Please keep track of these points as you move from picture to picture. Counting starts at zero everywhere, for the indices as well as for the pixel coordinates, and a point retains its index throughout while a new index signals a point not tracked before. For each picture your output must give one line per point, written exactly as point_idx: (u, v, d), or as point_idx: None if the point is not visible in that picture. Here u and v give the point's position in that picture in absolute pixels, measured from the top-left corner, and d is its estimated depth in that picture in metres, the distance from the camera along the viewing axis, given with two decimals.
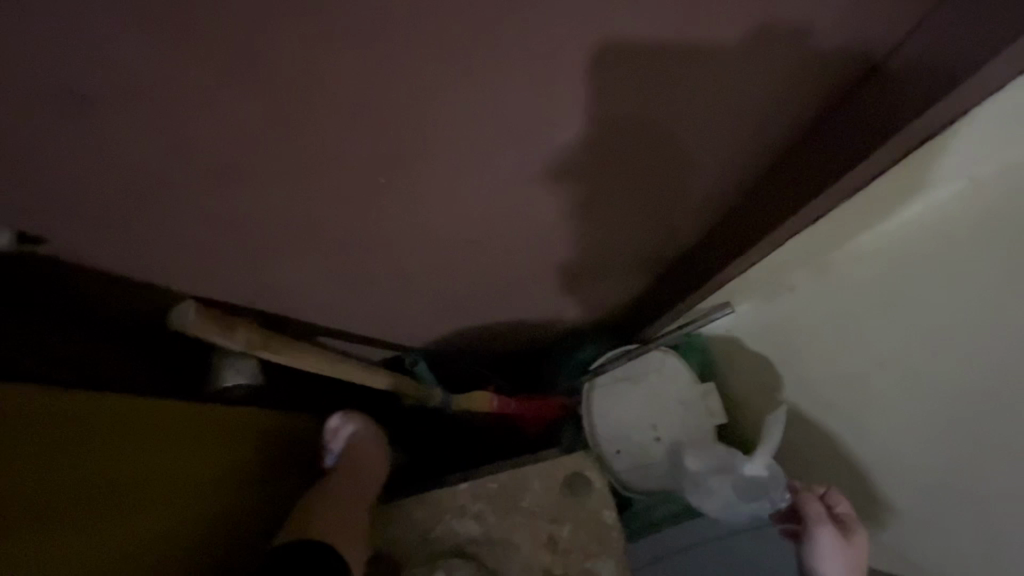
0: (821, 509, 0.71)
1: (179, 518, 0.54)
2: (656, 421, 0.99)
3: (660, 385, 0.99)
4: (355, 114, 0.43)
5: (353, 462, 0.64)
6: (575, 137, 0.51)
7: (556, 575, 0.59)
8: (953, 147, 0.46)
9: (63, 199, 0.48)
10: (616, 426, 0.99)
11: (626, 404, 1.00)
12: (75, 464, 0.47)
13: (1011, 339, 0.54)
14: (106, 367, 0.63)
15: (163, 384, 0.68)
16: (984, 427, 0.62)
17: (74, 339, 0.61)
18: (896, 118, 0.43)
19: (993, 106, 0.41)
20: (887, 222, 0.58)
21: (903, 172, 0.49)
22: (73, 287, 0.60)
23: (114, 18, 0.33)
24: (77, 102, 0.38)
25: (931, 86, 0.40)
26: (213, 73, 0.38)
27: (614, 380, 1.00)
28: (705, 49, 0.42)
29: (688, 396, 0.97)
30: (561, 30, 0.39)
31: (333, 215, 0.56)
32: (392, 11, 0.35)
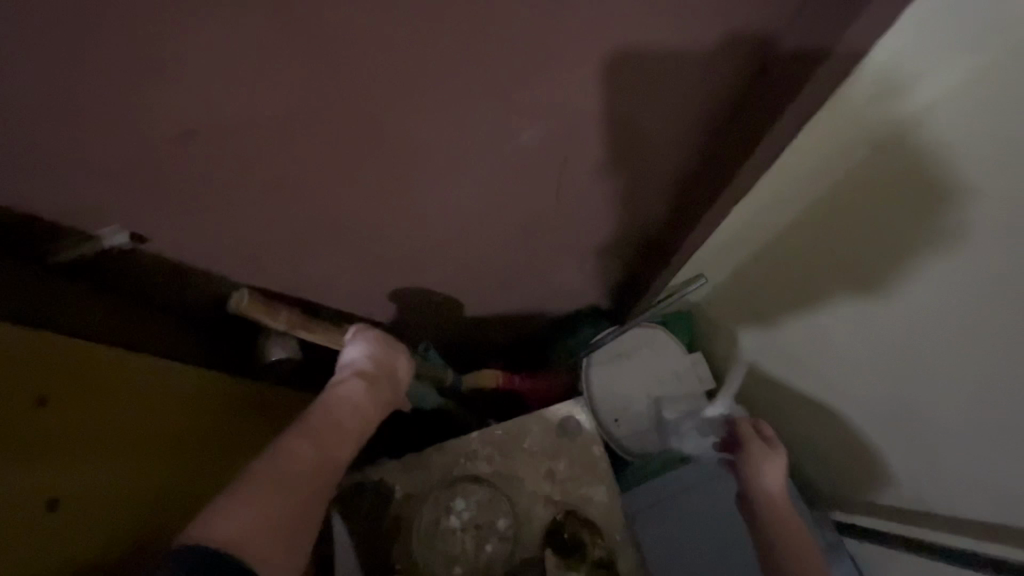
0: (751, 431, 0.82)
1: (178, 473, 0.68)
2: (649, 389, 1.15)
3: (652, 357, 1.15)
4: (371, 121, 0.54)
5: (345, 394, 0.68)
6: (548, 127, 0.62)
7: (557, 499, 0.71)
8: (878, 85, 0.54)
9: (135, 213, 0.59)
10: (615, 395, 1.14)
11: (621, 375, 1.15)
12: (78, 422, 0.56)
13: (954, 259, 0.64)
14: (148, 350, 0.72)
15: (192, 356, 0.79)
16: (921, 339, 0.73)
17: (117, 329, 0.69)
18: (796, 77, 0.54)
19: (893, 43, 0.48)
20: (828, 155, 0.67)
21: (838, 103, 0.55)
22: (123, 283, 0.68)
23: (191, 64, 0.45)
24: (155, 126, 0.49)
25: (812, 42, 0.51)
26: (262, 99, 0.49)
27: (611, 356, 1.15)
28: (645, 46, 0.53)
29: (680, 366, 1.15)
30: (531, 43, 0.50)
31: (354, 211, 0.68)
32: (399, 40, 0.47)
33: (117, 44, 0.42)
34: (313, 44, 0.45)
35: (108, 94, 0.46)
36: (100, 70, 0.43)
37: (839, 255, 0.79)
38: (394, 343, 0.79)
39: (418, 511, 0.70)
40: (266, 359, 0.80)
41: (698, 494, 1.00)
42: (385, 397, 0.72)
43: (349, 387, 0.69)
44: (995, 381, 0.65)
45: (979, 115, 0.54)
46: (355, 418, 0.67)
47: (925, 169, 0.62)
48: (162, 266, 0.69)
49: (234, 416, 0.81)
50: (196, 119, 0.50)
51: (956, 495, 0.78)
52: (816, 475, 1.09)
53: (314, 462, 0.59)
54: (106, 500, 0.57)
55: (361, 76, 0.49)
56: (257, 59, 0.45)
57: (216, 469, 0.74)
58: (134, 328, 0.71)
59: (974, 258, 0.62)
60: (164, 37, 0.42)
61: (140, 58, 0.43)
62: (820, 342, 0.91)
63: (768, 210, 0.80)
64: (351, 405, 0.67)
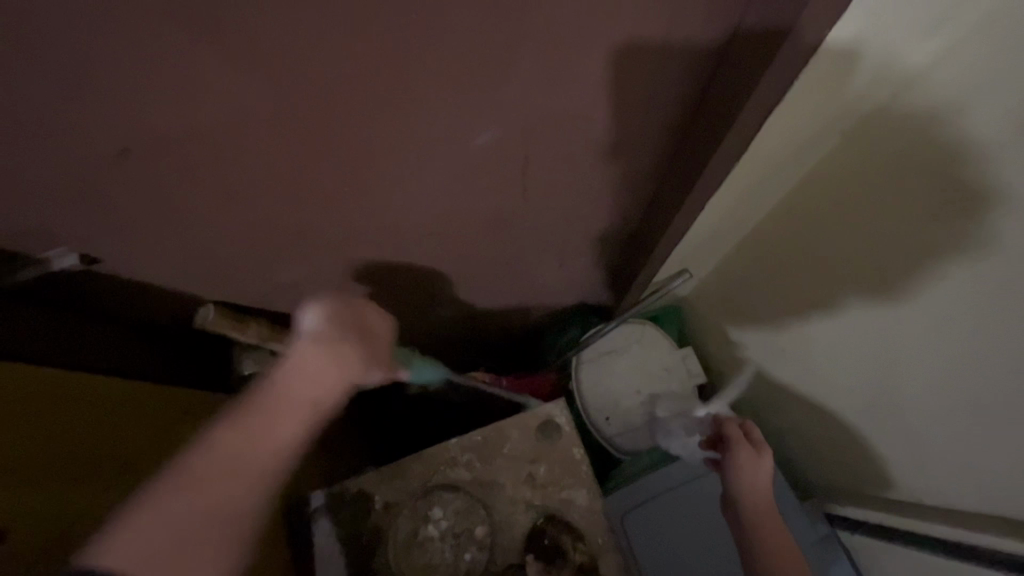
0: (738, 433, 0.81)
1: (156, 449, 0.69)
2: (640, 384, 1.14)
3: (642, 354, 1.14)
4: (324, 131, 0.54)
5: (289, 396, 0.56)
6: (508, 131, 0.62)
7: (537, 504, 0.70)
8: (847, 57, 0.53)
9: (93, 229, 0.59)
10: (605, 394, 1.13)
11: (611, 370, 1.14)
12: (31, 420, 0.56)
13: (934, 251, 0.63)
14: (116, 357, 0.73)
15: (162, 364, 0.80)
16: (904, 330, 0.72)
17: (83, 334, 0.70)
18: (751, 68, 0.53)
19: (859, 11, 0.47)
20: (803, 134, 0.67)
21: (813, 75, 0.54)
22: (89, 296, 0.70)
23: (128, 83, 0.44)
24: (98, 144, 0.49)
25: (765, 33, 0.50)
26: (208, 114, 0.49)
27: (599, 354, 1.14)
28: (596, 47, 0.53)
29: (669, 362, 1.14)
30: (477, 50, 0.49)
31: (319, 219, 0.67)
32: (342, 53, 0.46)
33: (51, 64, 0.41)
34: (253, 58, 0.45)
35: (41, 110, 0.45)
36: (28, 87, 0.43)
37: (816, 243, 0.79)
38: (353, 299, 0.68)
39: (396, 521, 0.69)
40: (241, 374, 0.82)
41: (683, 495, 0.97)
42: (351, 360, 0.62)
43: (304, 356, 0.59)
44: (974, 362, 0.64)
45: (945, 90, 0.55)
46: (304, 402, 0.56)
47: (896, 149, 0.62)
48: (113, 279, 0.68)
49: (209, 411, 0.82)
50: (145, 134, 0.49)
51: (945, 483, 0.77)
52: (807, 467, 1.08)
53: (238, 471, 0.49)
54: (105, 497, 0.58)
55: (308, 87, 0.49)
56: (198, 74, 0.45)
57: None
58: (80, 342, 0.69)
59: (959, 250, 0.60)
60: (100, 57, 0.42)
61: (77, 78, 0.43)
62: (806, 334, 0.90)
63: (745, 195, 0.80)
64: (304, 386, 0.57)
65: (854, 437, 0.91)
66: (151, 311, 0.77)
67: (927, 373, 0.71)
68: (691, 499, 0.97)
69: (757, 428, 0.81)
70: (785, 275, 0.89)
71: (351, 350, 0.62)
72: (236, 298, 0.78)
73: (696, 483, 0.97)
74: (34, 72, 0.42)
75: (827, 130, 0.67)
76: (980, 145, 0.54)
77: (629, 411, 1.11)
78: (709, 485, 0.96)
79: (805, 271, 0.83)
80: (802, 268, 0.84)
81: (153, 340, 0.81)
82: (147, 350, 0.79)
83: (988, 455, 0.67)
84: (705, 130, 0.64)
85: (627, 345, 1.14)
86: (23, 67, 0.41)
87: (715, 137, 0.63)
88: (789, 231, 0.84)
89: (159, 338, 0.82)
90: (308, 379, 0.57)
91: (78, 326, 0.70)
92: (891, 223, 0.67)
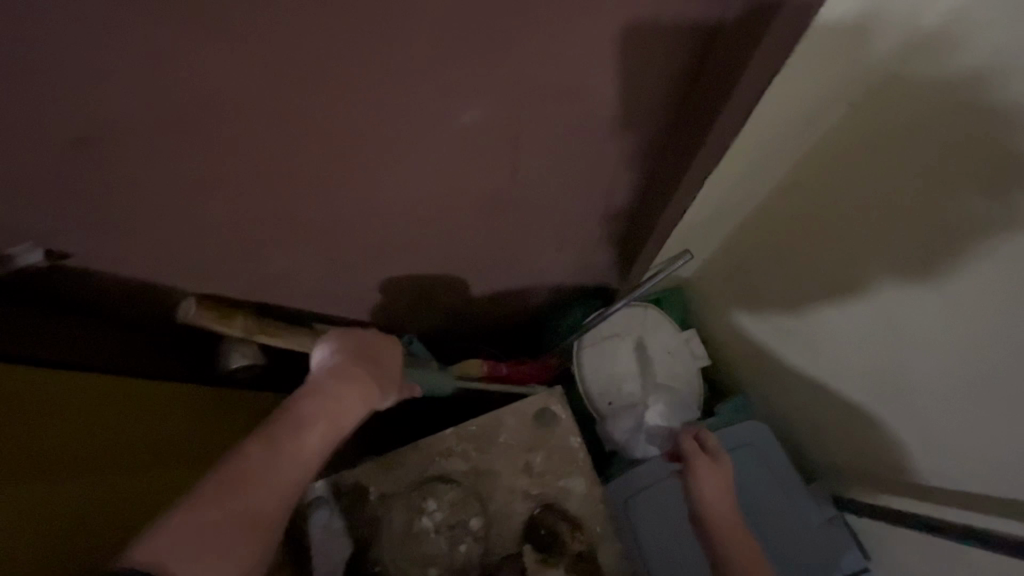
0: (694, 445, 0.84)
1: (172, 458, 0.73)
2: (641, 368, 1.12)
3: (643, 338, 1.13)
4: (298, 121, 0.52)
5: (313, 408, 0.59)
6: (493, 114, 0.59)
7: (535, 492, 0.69)
8: (846, 23, 0.50)
9: (59, 224, 0.58)
10: (607, 379, 1.11)
11: (613, 354, 1.12)
12: (41, 446, 0.59)
13: (936, 227, 0.61)
14: (112, 354, 0.75)
15: (162, 358, 0.81)
16: (912, 312, 0.70)
17: (77, 332, 0.72)
18: (751, 41, 0.50)
19: None
20: (804, 108, 0.63)
21: (808, 47, 0.51)
22: (82, 294, 0.71)
23: (80, 75, 0.42)
24: (50, 138, 0.47)
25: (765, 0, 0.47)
26: (172, 107, 0.47)
27: (601, 339, 1.12)
28: (583, 25, 0.49)
29: (672, 345, 1.13)
30: (455, 31, 0.46)
31: (300, 209, 0.65)
32: (310, 39, 0.43)
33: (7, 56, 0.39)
34: (223, 49, 0.43)
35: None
36: None
37: (822, 223, 0.76)
38: (359, 333, 0.73)
39: (391, 513, 0.68)
40: (230, 367, 0.82)
41: (667, 489, 0.96)
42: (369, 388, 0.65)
43: (333, 388, 0.62)
44: (982, 342, 0.63)
45: (960, 58, 0.51)
46: (329, 419, 0.60)
47: (906, 120, 0.59)
48: (95, 276, 0.68)
49: (218, 407, 0.85)
50: (102, 127, 0.47)
51: (957, 465, 0.75)
52: (811, 449, 1.06)
53: (281, 473, 0.55)
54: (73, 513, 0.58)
55: (281, 72, 0.46)
56: (164, 67, 0.43)
57: (170, 463, 0.73)
58: (75, 340, 0.70)
59: (965, 230, 0.59)
60: (59, 42, 0.40)
61: (35, 70, 0.41)
62: (809, 318, 0.89)
63: (744, 172, 0.77)
64: (327, 416, 0.60)
65: (861, 419, 0.89)
66: (145, 307, 0.77)
67: (929, 354, 0.70)
68: (668, 498, 0.95)
69: (709, 435, 0.84)
70: (787, 257, 0.86)
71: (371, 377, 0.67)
72: (221, 291, 0.76)
73: (665, 485, 0.96)
74: None
75: (828, 105, 0.63)
76: (996, 112, 0.51)
77: (633, 395, 1.10)
78: (673, 487, 0.95)
79: (810, 250, 0.81)
80: (806, 248, 0.82)
81: (148, 335, 0.81)
82: (151, 347, 0.81)
83: (1002, 437, 0.65)
84: (703, 106, 0.61)
85: (629, 330, 1.12)
86: None
87: (712, 114, 0.60)
88: (794, 211, 0.81)
89: (158, 333, 0.83)
90: (334, 407, 0.61)
91: (78, 326, 0.72)
92: (903, 200, 0.63)
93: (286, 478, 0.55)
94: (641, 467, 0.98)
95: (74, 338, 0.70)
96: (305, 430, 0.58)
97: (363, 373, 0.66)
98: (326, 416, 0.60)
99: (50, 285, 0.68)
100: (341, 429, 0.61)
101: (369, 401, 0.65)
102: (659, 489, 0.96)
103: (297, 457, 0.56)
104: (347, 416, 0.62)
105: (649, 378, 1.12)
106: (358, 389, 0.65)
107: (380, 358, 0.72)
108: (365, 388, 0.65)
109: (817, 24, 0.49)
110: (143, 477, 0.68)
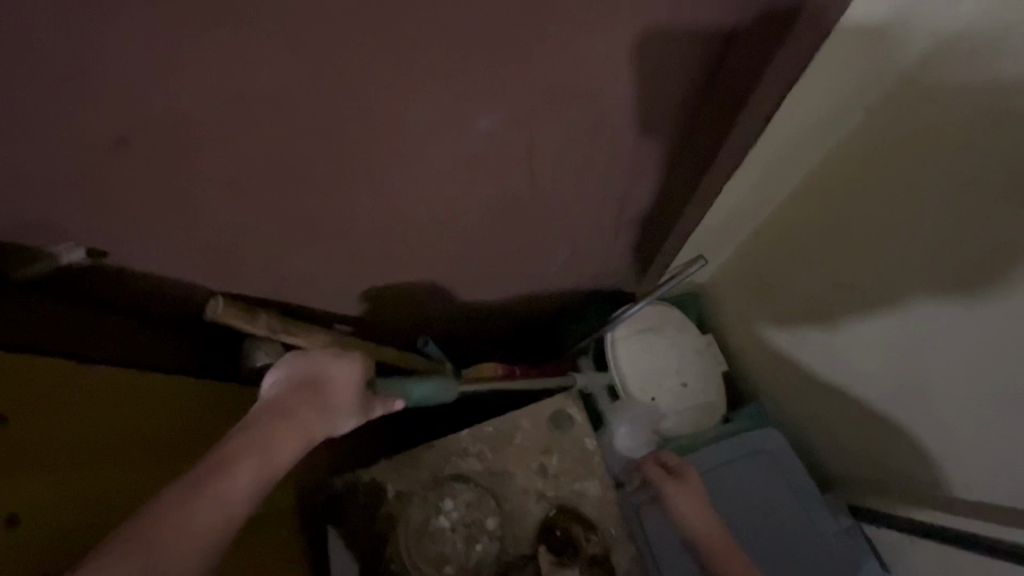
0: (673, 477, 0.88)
1: (172, 451, 0.73)
2: (681, 367, 1.14)
3: (677, 336, 1.15)
4: (328, 126, 0.54)
5: (234, 438, 0.58)
6: (514, 120, 0.61)
7: (550, 495, 0.70)
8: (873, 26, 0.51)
9: (99, 224, 0.60)
10: (644, 373, 1.12)
11: (647, 354, 1.13)
12: (45, 444, 0.58)
13: (956, 234, 0.61)
14: (143, 348, 0.77)
15: (186, 352, 0.85)
16: (933, 321, 0.69)
17: (112, 325, 0.74)
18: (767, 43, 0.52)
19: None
20: (827, 113, 0.64)
21: (835, 48, 0.53)
22: (117, 293, 0.74)
23: (129, 84, 0.44)
24: (95, 142, 0.50)
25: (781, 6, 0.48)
26: (212, 112, 0.49)
27: (636, 332, 1.13)
28: (606, 34, 0.51)
29: (698, 346, 1.15)
30: (482, 39, 0.48)
31: (324, 211, 0.67)
32: (344, 48, 0.45)
33: (64, 67, 0.42)
34: (262, 58, 0.45)
35: (43, 110, 0.45)
36: (33, 87, 0.43)
37: (840, 228, 0.76)
38: (308, 351, 0.75)
39: (409, 510, 0.69)
40: (253, 365, 0.85)
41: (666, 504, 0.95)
42: (307, 417, 0.65)
43: (266, 425, 0.61)
44: (1002, 352, 0.62)
45: (987, 65, 0.51)
46: (264, 453, 0.58)
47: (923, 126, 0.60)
48: (129, 274, 0.70)
49: (216, 403, 0.85)
50: (144, 131, 0.49)
51: (976, 476, 0.74)
52: (828, 458, 1.05)
53: (213, 510, 0.51)
54: (105, 499, 0.62)
55: (308, 76, 0.47)
56: (207, 76, 0.45)
57: (169, 456, 0.73)
58: (110, 335, 0.73)
59: (991, 241, 0.58)
60: (112, 57, 0.42)
61: (86, 78, 0.43)
62: (825, 326, 0.89)
63: (761, 177, 0.77)
64: (258, 452, 0.58)
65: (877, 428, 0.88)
66: (174, 305, 0.79)
67: (950, 363, 0.70)
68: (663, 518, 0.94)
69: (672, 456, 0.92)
70: (803, 263, 0.87)
71: (311, 406, 0.67)
72: (247, 290, 0.79)
73: None
74: (47, 74, 0.42)
75: (850, 110, 0.64)
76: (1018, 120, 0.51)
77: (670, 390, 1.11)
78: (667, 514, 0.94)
79: (827, 256, 0.81)
80: (823, 252, 0.81)
81: (176, 328, 0.84)
82: (177, 341, 0.84)
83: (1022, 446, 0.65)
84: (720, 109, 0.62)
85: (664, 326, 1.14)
86: (26, 71, 0.42)
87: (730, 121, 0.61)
88: (809, 217, 0.81)
89: (185, 327, 0.85)
90: (266, 440, 0.59)
91: (113, 322, 0.74)
92: (920, 206, 0.64)
93: (222, 507, 0.52)
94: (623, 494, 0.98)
95: (108, 332, 0.73)
96: (233, 461, 0.56)
97: (303, 408, 0.66)
98: (257, 449, 0.58)
99: (89, 280, 0.70)
100: (277, 463, 0.59)
101: (305, 430, 0.64)
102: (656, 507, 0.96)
103: (224, 504, 0.52)
104: (280, 447, 0.60)
105: (685, 375, 1.13)
106: (296, 419, 0.64)
107: (325, 389, 0.70)
108: (303, 417, 0.65)
109: (834, 29, 0.50)
110: (131, 471, 0.66)
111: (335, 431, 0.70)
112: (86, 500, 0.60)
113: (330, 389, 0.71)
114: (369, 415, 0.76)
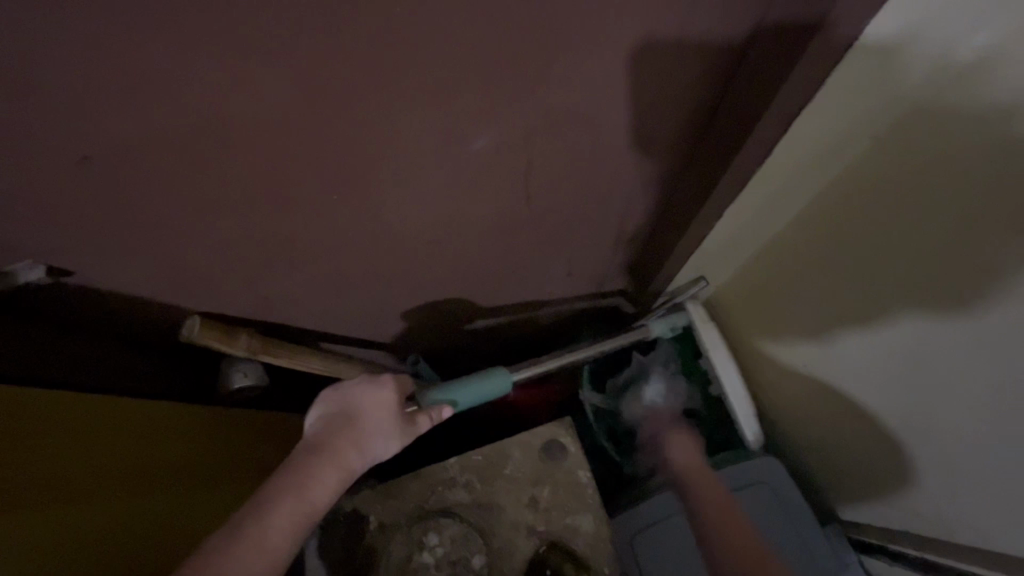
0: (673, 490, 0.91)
1: (161, 477, 0.71)
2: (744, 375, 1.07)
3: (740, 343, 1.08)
4: (309, 141, 0.51)
5: (267, 490, 0.59)
6: (506, 138, 0.58)
7: (540, 530, 0.66)
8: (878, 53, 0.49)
9: (63, 241, 0.57)
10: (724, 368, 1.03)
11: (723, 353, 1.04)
12: (32, 468, 0.57)
13: (954, 272, 0.58)
14: (100, 370, 0.74)
15: (147, 372, 0.81)
16: (935, 356, 0.66)
17: (66, 349, 0.70)
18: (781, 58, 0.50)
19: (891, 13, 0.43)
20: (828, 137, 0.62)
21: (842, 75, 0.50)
22: (70, 315, 0.70)
23: (91, 95, 0.42)
24: (54, 157, 0.47)
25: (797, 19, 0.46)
26: (183, 127, 0.46)
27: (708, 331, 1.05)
28: (602, 49, 0.49)
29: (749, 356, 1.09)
30: (471, 54, 0.46)
31: (306, 229, 0.64)
32: (323, 60, 0.43)
33: (18, 76, 0.39)
34: (235, 69, 0.42)
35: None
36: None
37: (836, 257, 0.73)
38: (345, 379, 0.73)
39: (391, 543, 0.66)
40: (231, 386, 0.82)
41: (661, 533, 0.92)
42: (345, 456, 0.65)
43: (298, 467, 0.62)
44: (1004, 395, 0.59)
45: (973, 102, 0.47)
46: (303, 501, 0.60)
47: (908, 160, 0.56)
48: (86, 293, 0.66)
49: (208, 431, 0.83)
50: (108, 145, 0.46)
51: (986, 517, 0.71)
52: (830, 487, 1.02)
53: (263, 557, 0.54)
54: (92, 536, 0.59)
55: (286, 89, 0.44)
56: (177, 89, 0.42)
57: (160, 484, 0.70)
58: (62, 358, 0.69)
59: (991, 285, 0.55)
60: (70, 67, 0.39)
61: (40, 88, 0.40)
62: (825, 352, 0.86)
63: (762, 199, 0.74)
64: (294, 499, 0.59)
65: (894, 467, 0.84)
66: (130, 323, 0.75)
67: (953, 400, 0.66)
68: (656, 550, 0.91)
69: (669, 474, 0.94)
70: (802, 286, 0.83)
71: (348, 441, 0.67)
72: (226, 307, 0.75)
73: (664, 527, 0.91)
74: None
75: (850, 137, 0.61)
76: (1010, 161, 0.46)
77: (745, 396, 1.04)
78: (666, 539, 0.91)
79: (823, 281, 0.77)
80: (820, 278, 0.78)
81: (132, 349, 0.80)
82: (136, 362, 0.80)
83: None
84: (729, 122, 0.60)
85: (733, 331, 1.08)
86: None
87: (741, 134, 0.59)
88: (809, 242, 0.77)
89: (142, 346, 0.81)
90: (301, 487, 0.60)
91: (65, 346, 0.70)
92: (913, 243, 0.60)
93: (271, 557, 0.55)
94: (618, 521, 0.94)
95: (60, 356, 0.69)
96: (269, 513, 0.57)
97: (339, 442, 0.66)
98: (294, 498, 0.59)
99: (37, 304, 0.66)
100: (314, 507, 0.60)
101: (342, 469, 0.64)
102: (653, 534, 0.92)
103: (267, 550, 0.54)
104: (318, 492, 0.61)
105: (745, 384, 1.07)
106: (333, 458, 0.64)
107: (360, 419, 0.69)
108: (342, 454, 0.65)
109: (849, 54, 0.48)
110: (126, 498, 0.64)
111: (378, 456, 0.69)
112: (75, 531, 0.57)
113: (366, 419, 0.70)
114: (415, 431, 0.73)
